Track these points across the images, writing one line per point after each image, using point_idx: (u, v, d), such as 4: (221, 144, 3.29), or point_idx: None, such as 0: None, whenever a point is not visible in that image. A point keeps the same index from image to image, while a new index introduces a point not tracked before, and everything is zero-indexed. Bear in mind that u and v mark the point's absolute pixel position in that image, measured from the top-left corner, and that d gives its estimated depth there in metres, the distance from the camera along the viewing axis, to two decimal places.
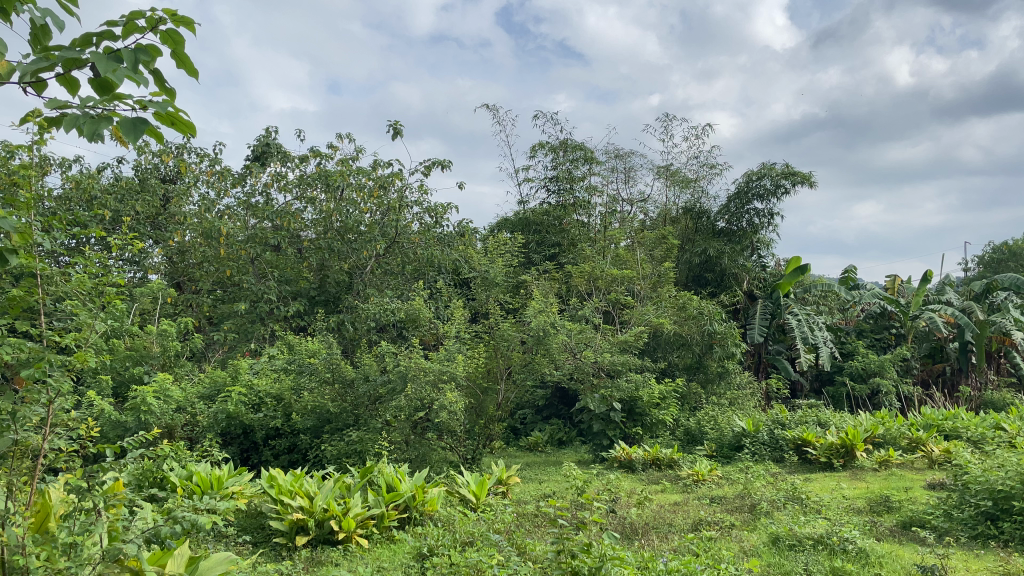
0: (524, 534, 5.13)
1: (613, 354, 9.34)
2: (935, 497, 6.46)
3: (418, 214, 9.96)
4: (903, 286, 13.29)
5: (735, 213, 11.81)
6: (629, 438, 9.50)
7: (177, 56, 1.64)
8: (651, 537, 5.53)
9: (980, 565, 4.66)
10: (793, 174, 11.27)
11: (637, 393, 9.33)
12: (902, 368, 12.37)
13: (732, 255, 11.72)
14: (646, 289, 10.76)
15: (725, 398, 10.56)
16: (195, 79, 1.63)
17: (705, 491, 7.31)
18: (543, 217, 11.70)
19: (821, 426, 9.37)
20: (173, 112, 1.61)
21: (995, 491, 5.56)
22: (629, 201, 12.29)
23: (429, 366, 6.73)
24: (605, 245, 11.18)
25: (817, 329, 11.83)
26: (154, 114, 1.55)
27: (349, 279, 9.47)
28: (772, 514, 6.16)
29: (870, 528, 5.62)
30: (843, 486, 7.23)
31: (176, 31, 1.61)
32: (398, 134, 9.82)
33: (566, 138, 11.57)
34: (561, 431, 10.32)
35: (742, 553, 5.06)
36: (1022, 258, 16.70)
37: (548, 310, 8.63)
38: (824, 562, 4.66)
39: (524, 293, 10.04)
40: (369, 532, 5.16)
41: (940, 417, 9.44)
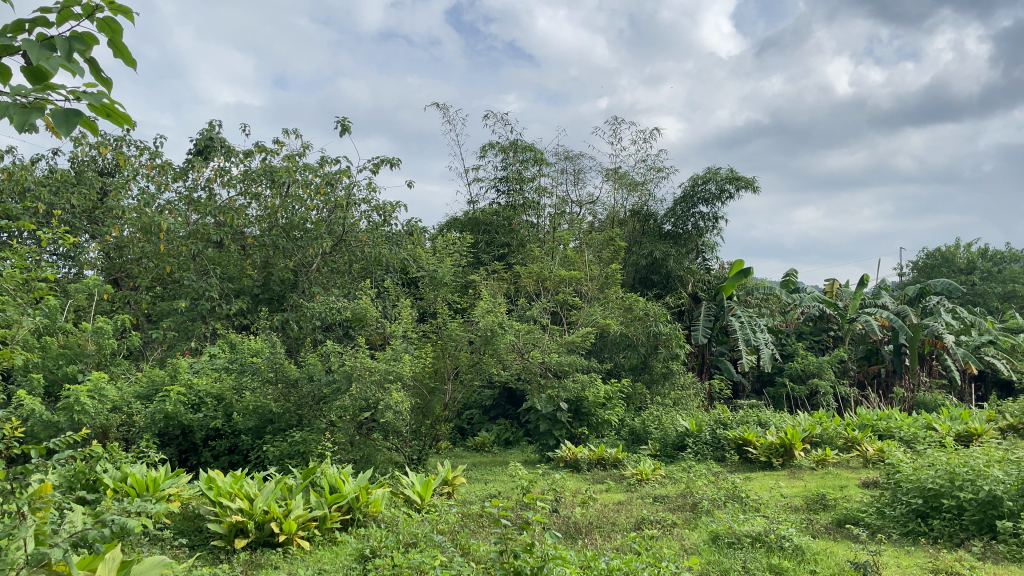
0: (468, 534, 5.12)
1: (561, 354, 9.37)
2: (869, 495, 6.66)
3: (366, 212, 9.86)
4: (841, 290, 13.67)
5: (681, 216, 12.04)
6: (576, 438, 9.56)
7: (115, 45, 1.59)
8: (594, 536, 5.57)
9: (910, 561, 4.82)
10: (737, 179, 11.55)
11: (583, 393, 9.41)
12: (839, 370, 12.74)
13: (677, 258, 11.94)
14: (594, 289, 10.86)
15: (668, 398, 10.76)
16: (134, 69, 1.59)
17: (649, 491, 7.40)
18: (493, 217, 11.63)
19: (762, 426, 9.57)
20: (109, 103, 1.56)
21: (925, 490, 5.75)
22: (578, 203, 12.36)
23: (376, 366, 6.67)
24: (555, 246, 11.13)
25: (759, 331, 12.06)
26: (88, 103, 1.49)
27: (294, 277, 9.29)
28: (712, 513, 6.26)
29: (806, 526, 5.76)
30: (781, 485, 7.40)
31: (114, 19, 1.55)
32: (346, 131, 9.72)
33: (517, 139, 11.55)
34: (508, 431, 10.34)
35: (682, 551, 5.13)
36: (953, 264, 17.32)
37: (496, 310, 8.49)
38: (761, 560, 4.75)
39: (472, 293, 10.02)
40: (311, 534, 5.08)
41: (875, 417, 9.74)
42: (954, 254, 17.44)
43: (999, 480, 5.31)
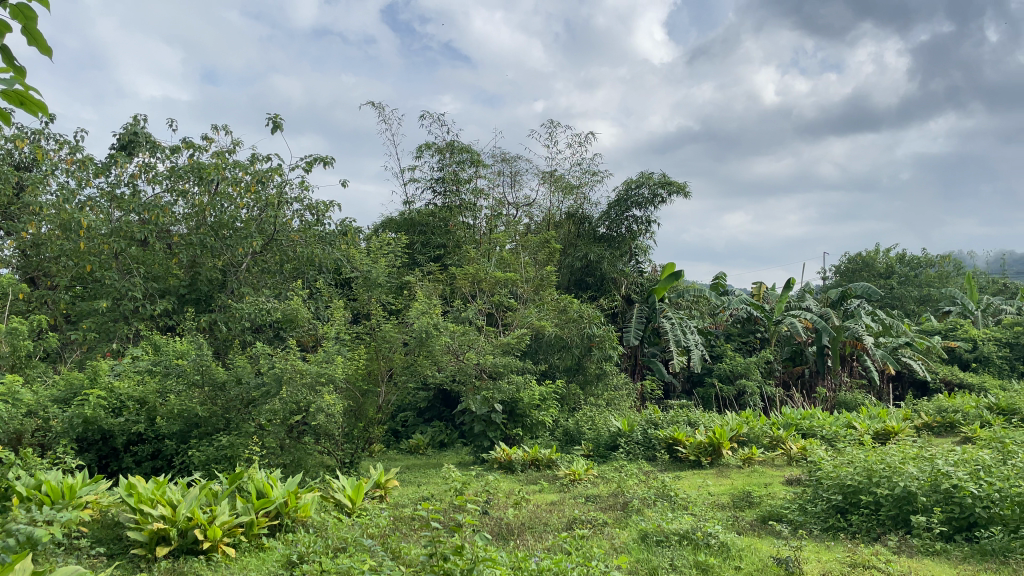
0: (399, 537, 5.06)
1: (495, 356, 9.38)
2: (791, 492, 6.87)
3: (299, 211, 9.68)
4: (767, 293, 14.08)
5: (615, 220, 12.19)
6: (510, 439, 9.57)
7: (29, 32, 1.52)
8: (526, 537, 5.59)
9: (830, 555, 4.98)
10: (669, 184, 11.77)
11: (518, 394, 9.43)
12: (765, 371, 13.11)
13: (611, 260, 12.08)
14: (529, 291, 10.92)
15: (602, 398, 10.95)
16: (50, 57, 1.53)
17: (581, 490, 7.47)
18: (429, 218, 11.55)
19: (691, 425, 9.78)
20: (22, 92, 1.50)
21: (844, 486, 5.97)
22: (515, 205, 12.40)
23: (307, 368, 6.57)
24: (490, 248, 11.16)
25: (690, 332, 12.33)
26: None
27: (223, 277, 9.07)
28: (642, 511, 6.37)
29: (732, 522, 5.92)
30: (709, 483, 7.57)
31: (28, 6, 1.49)
32: (278, 128, 9.49)
33: (453, 140, 11.49)
34: (443, 433, 10.29)
35: (612, 551, 5.18)
36: (873, 268, 17.98)
37: (431, 312, 8.44)
38: (689, 557, 4.84)
39: (407, 294, 9.98)
40: (236, 541, 4.94)
41: (799, 416, 10.01)
42: (874, 258, 18.10)
43: (914, 476, 5.55)
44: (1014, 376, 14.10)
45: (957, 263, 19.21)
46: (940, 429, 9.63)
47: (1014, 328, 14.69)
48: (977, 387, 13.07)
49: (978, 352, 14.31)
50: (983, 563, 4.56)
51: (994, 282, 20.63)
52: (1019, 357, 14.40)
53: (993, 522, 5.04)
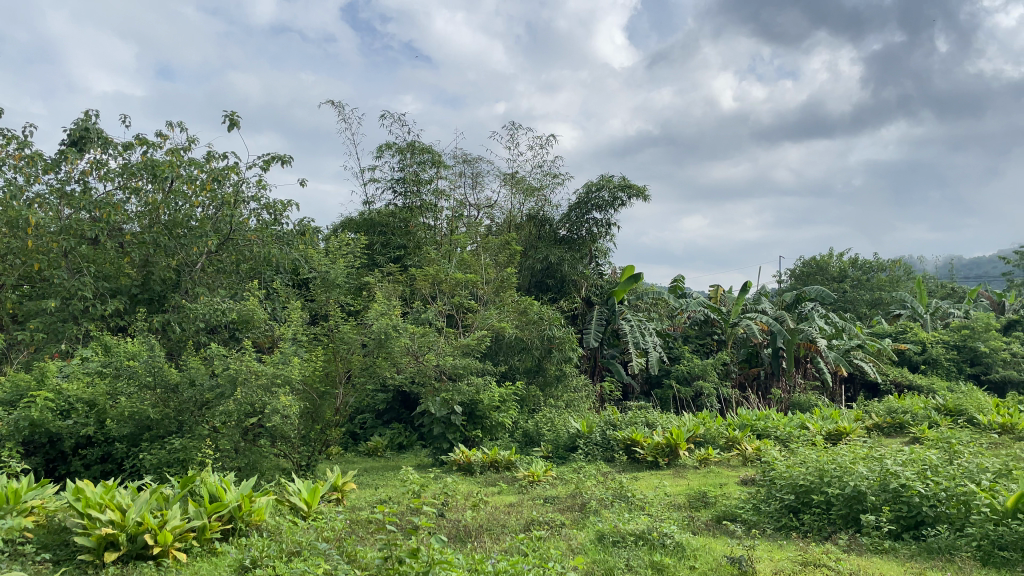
0: (354, 540, 5.01)
1: (455, 358, 9.34)
2: (746, 492, 6.98)
3: (255, 211, 9.54)
4: (724, 295, 14.29)
5: (575, 222, 12.33)
6: (469, 442, 9.54)
7: None
8: (484, 538, 5.59)
9: (782, 554, 5.07)
10: (629, 187, 11.93)
11: (477, 396, 9.44)
12: (721, 372, 13.31)
13: (571, 262, 12.16)
14: (489, 293, 10.91)
15: (561, 399, 10.99)
16: None
17: (539, 491, 7.49)
18: (389, 218, 11.44)
19: (649, 426, 9.89)
20: None
21: (797, 486, 6.09)
22: (476, 206, 12.38)
23: (263, 369, 6.46)
24: (451, 249, 11.10)
25: (648, 334, 12.44)
26: None
27: (176, 277, 8.84)
28: (599, 512, 6.41)
29: (687, 522, 5.98)
30: (666, 484, 7.64)
31: None
32: (235, 125, 9.33)
33: (414, 140, 11.43)
34: (401, 436, 10.23)
35: (569, 552, 5.19)
36: (827, 272, 18.36)
37: (391, 313, 8.38)
38: (644, 557, 4.88)
39: (366, 295, 9.89)
40: (188, 546, 4.84)
41: (754, 417, 10.23)
42: (828, 262, 18.47)
43: (864, 476, 5.67)
44: (961, 378, 14.51)
45: (908, 268, 19.70)
46: (890, 429, 9.87)
47: (961, 331, 15.11)
48: (926, 389, 13.42)
49: (927, 354, 14.70)
50: (929, 561, 4.68)
51: (943, 286, 21.20)
52: (966, 359, 14.82)
53: (938, 520, 5.18)
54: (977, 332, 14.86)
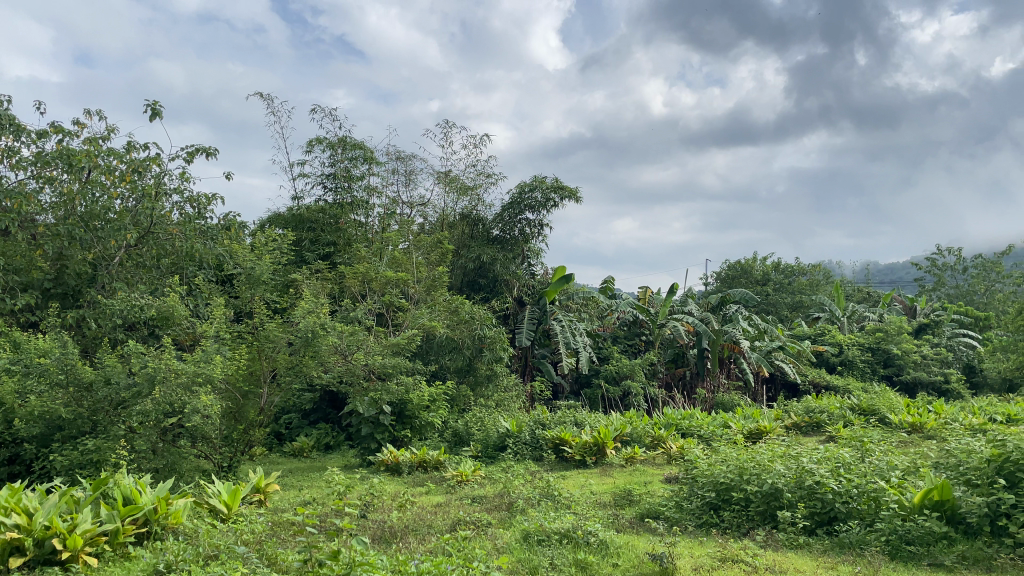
0: (274, 543, 4.89)
1: (384, 357, 9.23)
2: (669, 489, 7.14)
3: (178, 204, 9.22)
4: (653, 297, 14.54)
5: (508, 222, 12.38)
6: (398, 442, 9.44)
7: None
8: (409, 539, 5.55)
9: (702, 550, 5.19)
10: (562, 189, 12.06)
11: (407, 396, 9.36)
12: (649, 372, 13.67)
13: (504, 262, 12.16)
14: (420, 292, 10.81)
15: (491, 399, 11.01)
16: None
17: (467, 491, 7.48)
18: (319, 214, 11.21)
19: (577, 425, 9.99)
20: None
21: (717, 484, 6.23)
22: (409, 204, 12.27)
23: (183, 367, 6.27)
24: (382, 247, 10.96)
25: (578, 334, 12.57)
26: None
27: (92, 271, 8.42)
28: (526, 511, 6.44)
29: (612, 521, 6.05)
30: (592, 483, 7.71)
31: None
32: (157, 116, 9.04)
33: (346, 135, 11.25)
34: (328, 436, 10.06)
35: (494, 551, 5.19)
36: (751, 275, 18.88)
37: (319, 311, 8.24)
38: (568, 556, 4.92)
39: (293, 292, 9.71)
40: (99, 551, 4.64)
41: (679, 416, 10.38)
42: (752, 266, 19.01)
43: (781, 474, 5.84)
44: (875, 379, 15.14)
45: (827, 272, 20.44)
46: (808, 428, 10.22)
47: (875, 334, 15.75)
48: (842, 389, 13.95)
49: (844, 356, 15.29)
50: (841, 555, 4.85)
51: (859, 290, 22.07)
52: (880, 361, 15.46)
53: (851, 516, 5.36)
54: (890, 335, 15.55)
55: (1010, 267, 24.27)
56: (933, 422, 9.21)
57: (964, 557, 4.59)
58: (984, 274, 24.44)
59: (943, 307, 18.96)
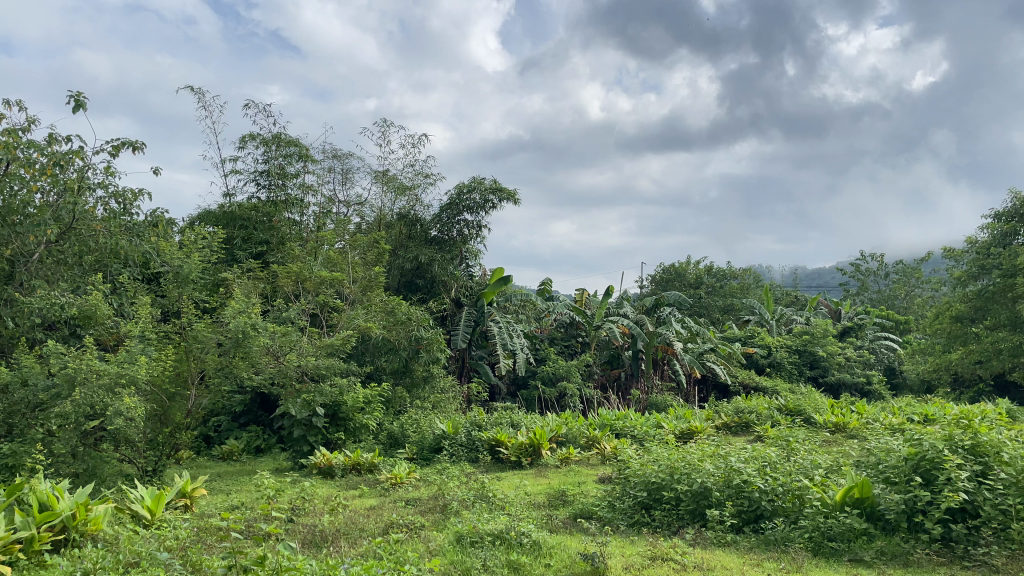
0: (198, 549, 4.75)
1: (318, 358, 9.08)
2: (602, 489, 7.22)
3: (103, 199, 8.87)
4: (590, 299, 14.71)
5: (446, 223, 12.37)
6: (331, 445, 9.30)
7: None
8: (340, 543, 5.46)
9: (632, 550, 5.25)
10: (500, 190, 12.15)
11: (341, 398, 9.24)
12: (584, 373, 13.80)
13: (442, 263, 12.15)
14: (356, 292, 10.66)
15: (428, 401, 10.97)
16: None
17: (401, 494, 7.41)
18: (252, 212, 10.93)
19: (513, 426, 10.02)
20: None
21: (649, 484, 6.32)
22: (345, 203, 12.10)
23: (105, 368, 6.05)
24: (317, 246, 10.78)
25: (515, 336, 12.59)
26: None
27: (9, 268, 7.97)
28: (460, 513, 6.42)
29: (546, 521, 6.08)
30: (527, 484, 7.74)
31: None
32: (80, 107, 8.66)
33: (280, 132, 11.04)
34: (259, 439, 9.86)
35: (426, 554, 5.15)
36: (684, 278, 19.27)
37: (250, 312, 8.04)
38: (501, 557, 4.90)
39: (223, 292, 9.45)
40: (12, 559, 4.42)
41: (613, 417, 10.53)
42: (685, 270, 19.40)
43: (710, 473, 5.97)
44: (801, 379, 15.63)
45: (757, 276, 21.00)
46: (737, 428, 10.47)
47: (802, 336, 16.25)
48: (770, 390, 14.36)
49: (772, 357, 15.74)
50: (766, 552, 4.97)
51: (787, 293, 22.75)
52: (806, 362, 15.96)
53: (776, 513, 5.51)
54: (816, 337, 16.05)
55: (928, 273, 25.39)
56: (855, 421, 9.55)
57: (882, 552, 4.77)
58: (904, 280, 25.51)
59: (866, 311, 19.69)
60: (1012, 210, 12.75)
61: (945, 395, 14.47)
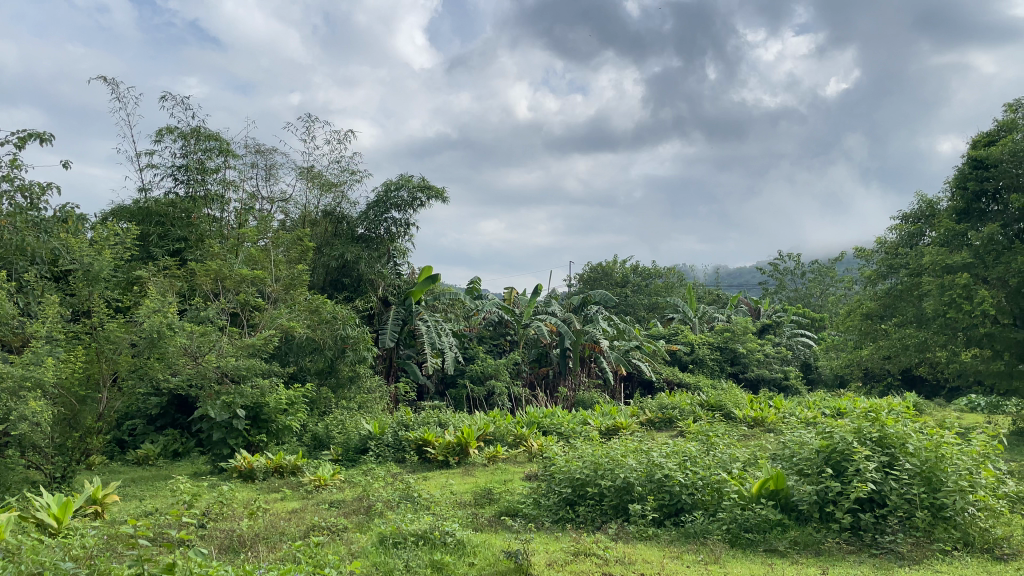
0: (106, 557, 4.52)
1: (238, 359, 8.84)
2: (528, 486, 7.26)
3: (8, 192, 8.39)
4: (518, 298, 14.75)
5: (373, 220, 12.18)
6: (252, 447, 9.05)
7: None
8: (259, 548, 5.33)
9: (556, 545, 5.30)
10: (428, 188, 12.11)
11: (263, 399, 9.02)
12: (513, 372, 13.87)
13: (368, 261, 11.98)
14: (278, 291, 10.43)
15: (353, 401, 10.83)
16: None
17: (325, 496, 7.29)
18: (169, 208, 10.53)
19: (441, 426, 9.97)
20: None
21: (574, 480, 6.37)
22: (268, 199, 11.83)
23: (7, 371, 5.74)
24: (238, 243, 10.48)
25: (444, 334, 12.53)
26: None
27: None
28: (384, 514, 6.34)
29: (471, 520, 6.05)
30: (453, 483, 7.71)
31: None
32: None
33: (199, 125, 10.66)
34: (176, 442, 9.53)
35: (348, 556, 5.07)
36: (611, 277, 19.53)
37: (165, 310, 7.77)
38: (424, 557, 4.85)
39: (137, 290, 9.09)
40: None
41: (541, 414, 10.59)
42: (612, 269, 19.67)
43: (633, 468, 6.05)
44: (722, 376, 16.07)
45: (680, 276, 21.48)
46: (661, 424, 10.72)
47: (724, 334, 16.70)
48: (693, 386, 14.75)
49: (695, 354, 16.13)
50: (686, 545, 5.07)
51: (710, 292, 23.35)
52: (727, 359, 16.40)
53: (696, 506, 5.64)
54: (736, 335, 16.49)
55: (841, 272, 26.43)
56: (772, 416, 9.91)
57: (795, 542, 4.93)
58: (819, 279, 26.48)
59: (784, 308, 20.37)
60: (917, 212, 13.40)
61: (858, 389, 15.09)
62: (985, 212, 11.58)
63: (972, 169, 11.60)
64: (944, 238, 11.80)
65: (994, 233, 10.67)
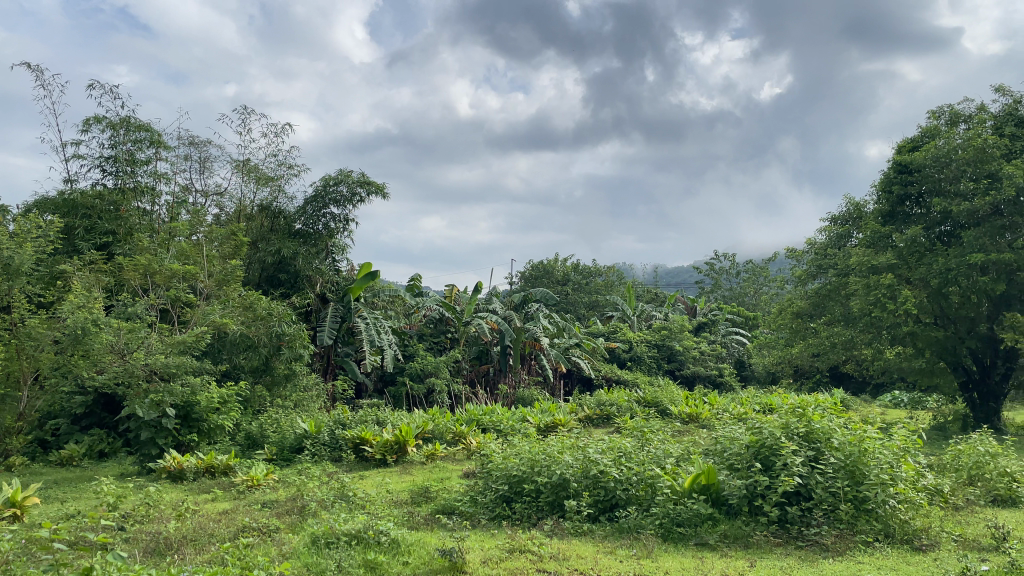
0: (22, 562, 4.36)
1: (168, 356, 8.59)
2: (464, 484, 7.26)
3: None
4: (459, 295, 14.74)
5: (311, 216, 12.04)
6: (182, 447, 8.82)
7: None
8: (186, 550, 5.21)
9: (492, 543, 5.31)
10: (367, 184, 12.01)
11: (194, 397, 8.78)
12: (453, 369, 13.84)
13: (306, 257, 11.81)
14: (211, 287, 10.19)
15: (289, 399, 10.65)
16: None
17: (257, 496, 7.15)
18: (96, 200, 10.09)
19: (378, 424, 9.86)
20: None
21: (511, 477, 6.38)
22: (202, 193, 11.53)
23: None
24: (169, 238, 10.19)
25: (383, 332, 12.45)
26: None
27: None
28: (318, 514, 6.25)
29: (407, 518, 6.01)
30: (389, 481, 7.65)
31: None
32: None
33: (129, 115, 10.32)
34: (103, 442, 9.21)
35: (278, 557, 4.98)
36: (552, 275, 19.66)
37: (91, 306, 7.50)
38: (357, 557, 4.78)
39: (61, 285, 8.77)
40: None
41: (480, 412, 10.59)
42: (553, 267, 19.80)
43: (569, 464, 6.08)
44: (659, 373, 16.34)
45: (620, 275, 21.76)
46: (599, 420, 10.84)
47: (661, 331, 16.98)
48: (631, 382, 14.98)
49: (633, 352, 16.36)
50: (619, 540, 5.14)
51: (649, 291, 23.72)
52: (664, 357, 16.68)
53: (630, 501, 5.71)
54: (673, 333, 16.78)
55: (775, 272, 27.14)
56: (706, 412, 10.12)
57: (725, 535, 5.05)
58: (753, 278, 27.13)
59: (720, 307, 20.81)
60: (845, 214, 13.85)
61: (788, 386, 15.54)
62: (909, 214, 12.00)
63: (897, 173, 12.04)
64: (870, 239, 12.21)
65: (917, 235, 11.08)
